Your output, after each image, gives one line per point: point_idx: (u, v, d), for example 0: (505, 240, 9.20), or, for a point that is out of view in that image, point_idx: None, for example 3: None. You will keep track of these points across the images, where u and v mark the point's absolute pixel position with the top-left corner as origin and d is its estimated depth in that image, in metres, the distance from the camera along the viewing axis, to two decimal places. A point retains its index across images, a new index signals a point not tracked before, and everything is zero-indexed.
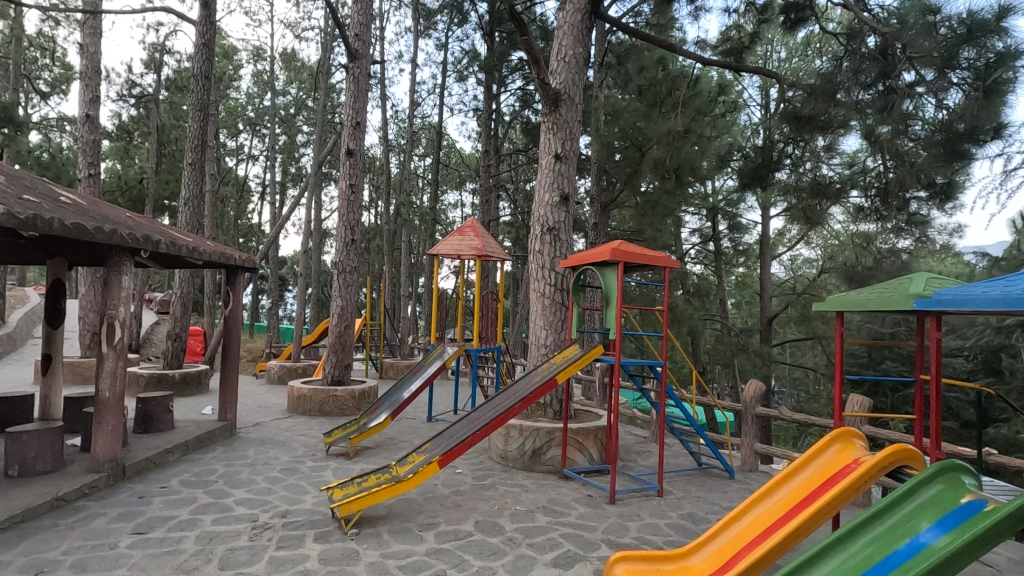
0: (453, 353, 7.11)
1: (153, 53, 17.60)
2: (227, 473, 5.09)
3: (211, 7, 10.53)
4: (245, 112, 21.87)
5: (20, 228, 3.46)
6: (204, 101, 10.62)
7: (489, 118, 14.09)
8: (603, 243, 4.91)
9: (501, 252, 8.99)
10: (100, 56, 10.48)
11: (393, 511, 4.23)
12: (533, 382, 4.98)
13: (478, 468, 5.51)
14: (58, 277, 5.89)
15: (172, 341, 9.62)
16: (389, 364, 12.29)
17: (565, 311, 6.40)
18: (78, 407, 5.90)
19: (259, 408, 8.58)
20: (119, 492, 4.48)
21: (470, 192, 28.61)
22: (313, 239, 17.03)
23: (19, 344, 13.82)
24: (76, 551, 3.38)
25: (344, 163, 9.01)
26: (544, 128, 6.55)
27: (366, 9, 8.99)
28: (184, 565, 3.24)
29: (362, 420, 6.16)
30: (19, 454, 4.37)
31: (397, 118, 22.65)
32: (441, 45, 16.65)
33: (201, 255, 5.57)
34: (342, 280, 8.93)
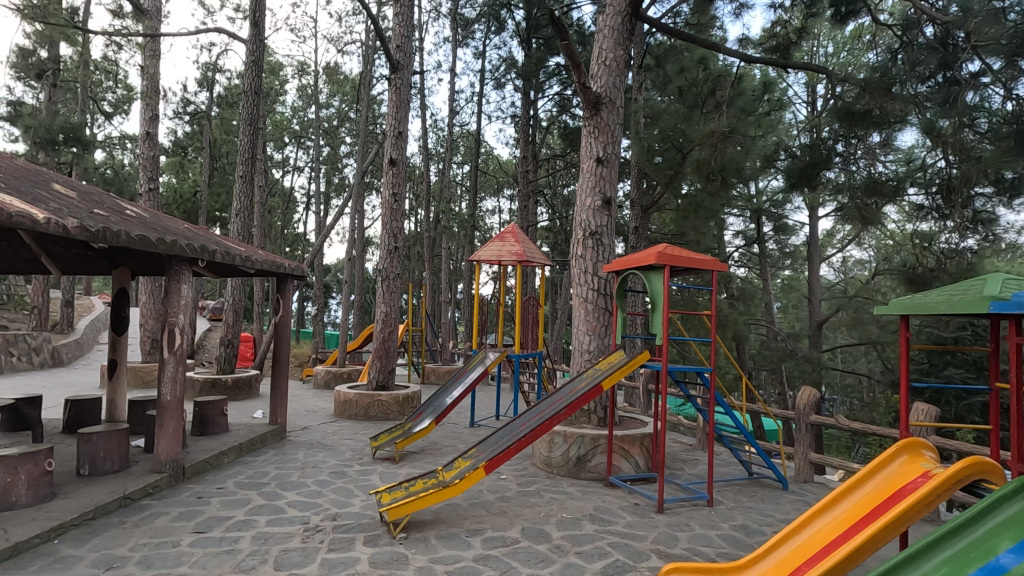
0: (494, 359, 7.09)
1: (206, 71, 18.47)
2: (279, 476, 5.25)
3: (260, 25, 10.97)
4: (291, 124, 22.67)
5: (92, 240, 3.65)
6: (254, 115, 11.06)
7: (527, 124, 14.14)
8: (648, 248, 4.81)
9: (541, 256, 8.95)
10: (159, 76, 11.10)
11: (440, 516, 4.25)
12: (579, 388, 4.92)
13: (522, 474, 5.50)
14: (122, 286, 6.24)
15: (225, 347, 10.03)
16: (431, 369, 12.44)
17: (609, 316, 6.31)
18: (141, 410, 6.19)
19: (307, 413, 8.82)
20: (180, 493, 4.67)
21: (508, 197, 28.71)
22: (356, 247, 17.40)
23: (85, 350, 14.63)
24: (142, 548, 3.54)
25: (387, 172, 9.18)
26: (585, 132, 6.51)
27: (406, 21, 9.16)
28: (241, 565, 3.33)
29: (406, 425, 6.22)
30: (89, 454, 4.62)
31: (435, 127, 22.98)
32: (479, 54, 16.83)
33: (254, 264, 5.78)
34: (386, 287, 9.07)
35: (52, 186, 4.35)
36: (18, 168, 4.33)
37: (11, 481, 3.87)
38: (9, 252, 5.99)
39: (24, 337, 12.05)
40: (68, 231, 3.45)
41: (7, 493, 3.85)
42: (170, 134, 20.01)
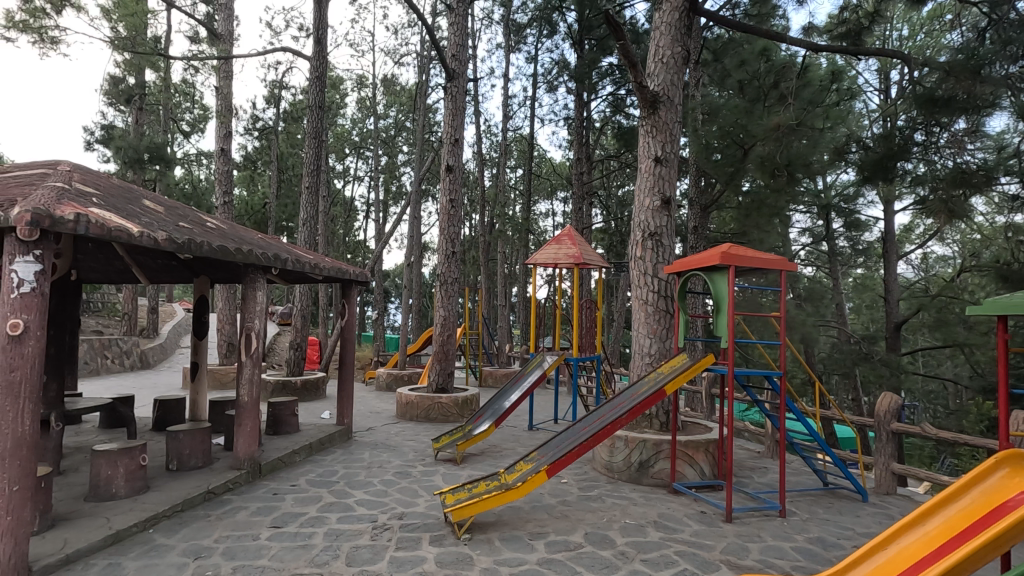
0: (552, 363, 7.07)
1: (273, 88, 19.52)
2: (347, 475, 5.45)
3: (323, 42, 11.48)
4: (351, 136, 23.55)
5: (178, 250, 3.91)
6: (318, 128, 11.58)
7: (581, 126, 14.06)
8: (712, 248, 4.66)
9: (599, 259, 8.86)
10: (232, 95, 11.80)
11: (502, 518, 4.29)
12: (641, 392, 4.82)
13: (583, 479, 5.45)
14: (202, 293, 6.67)
15: (294, 350, 10.53)
16: (488, 372, 12.52)
17: (670, 318, 6.17)
18: (220, 410, 6.59)
19: (370, 414, 9.12)
20: (257, 488, 4.94)
21: (562, 199, 28.63)
22: (413, 252, 17.82)
23: (168, 354, 15.72)
24: (225, 540, 3.76)
25: (444, 179, 9.37)
26: (642, 132, 6.40)
27: (461, 30, 9.32)
28: (316, 560, 3.48)
29: (467, 428, 6.31)
30: (177, 450, 4.97)
31: (489, 133, 23.28)
32: (531, 58, 16.94)
33: (322, 271, 6.04)
34: (444, 291, 9.23)
35: (142, 202, 4.70)
36: (114, 187, 4.69)
37: (112, 474, 4.22)
38: (106, 264, 6.54)
39: (117, 342, 13.09)
40: (158, 243, 3.70)
41: (108, 485, 4.21)
42: (241, 150, 21.27)
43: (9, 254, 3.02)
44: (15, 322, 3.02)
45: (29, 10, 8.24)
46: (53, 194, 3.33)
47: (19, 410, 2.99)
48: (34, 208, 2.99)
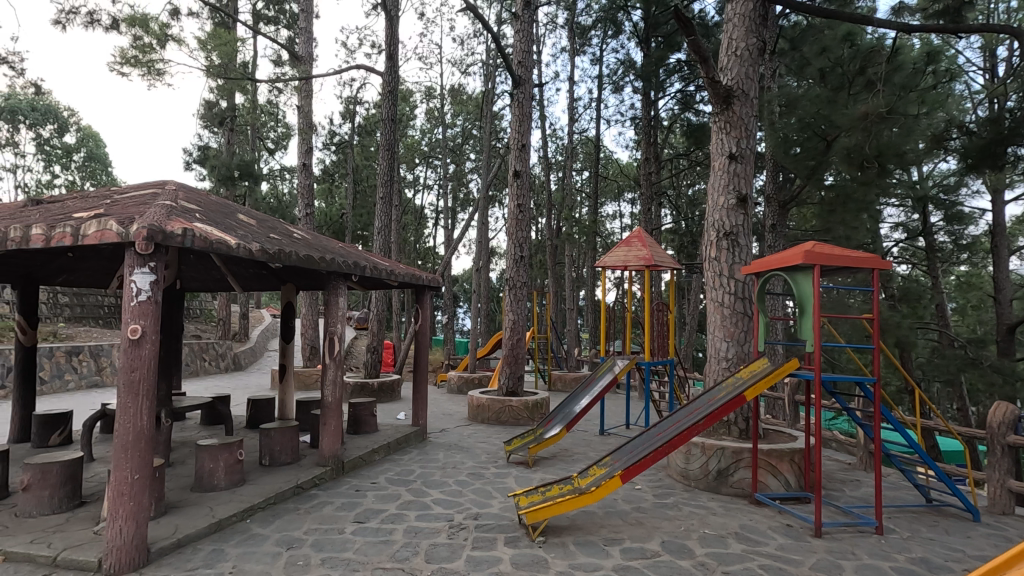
0: (624, 367, 6.93)
1: (348, 104, 20.55)
2: (423, 474, 5.62)
3: (395, 58, 11.96)
4: (421, 146, 24.33)
5: (271, 260, 4.19)
6: (391, 141, 12.07)
7: (648, 125, 13.78)
8: (795, 246, 4.43)
9: (670, 260, 8.64)
10: (312, 113, 12.52)
11: (576, 523, 4.26)
12: (719, 397, 4.64)
13: (658, 486, 5.32)
14: (289, 300, 7.11)
15: (371, 353, 10.98)
16: (557, 376, 12.49)
17: (749, 321, 5.91)
18: (306, 409, 6.99)
19: (444, 416, 9.34)
20: (341, 485, 5.21)
21: (629, 200, 28.14)
22: (481, 257, 18.10)
23: (258, 356, 16.86)
24: (314, 533, 3.99)
25: (512, 185, 9.49)
26: (715, 128, 6.19)
27: (527, 37, 9.40)
28: (397, 555, 3.61)
29: (538, 431, 6.33)
30: (269, 446, 5.33)
31: (554, 137, 23.32)
32: (596, 60, 16.84)
33: (397, 278, 6.29)
34: (513, 295, 9.30)
35: (237, 216, 5.08)
36: (212, 203, 5.11)
37: (214, 467, 4.59)
38: (205, 274, 7.14)
39: (213, 345, 14.22)
40: (253, 253, 3.98)
41: (210, 477, 4.58)
42: (320, 164, 22.53)
43: (130, 266, 3.36)
44: (135, 327, 3.35)
45: (139, 46, 9.14)
46: (163, 212, 3.68)
47: (139, 408, 3.32)
48: (150, 225, 3.30)
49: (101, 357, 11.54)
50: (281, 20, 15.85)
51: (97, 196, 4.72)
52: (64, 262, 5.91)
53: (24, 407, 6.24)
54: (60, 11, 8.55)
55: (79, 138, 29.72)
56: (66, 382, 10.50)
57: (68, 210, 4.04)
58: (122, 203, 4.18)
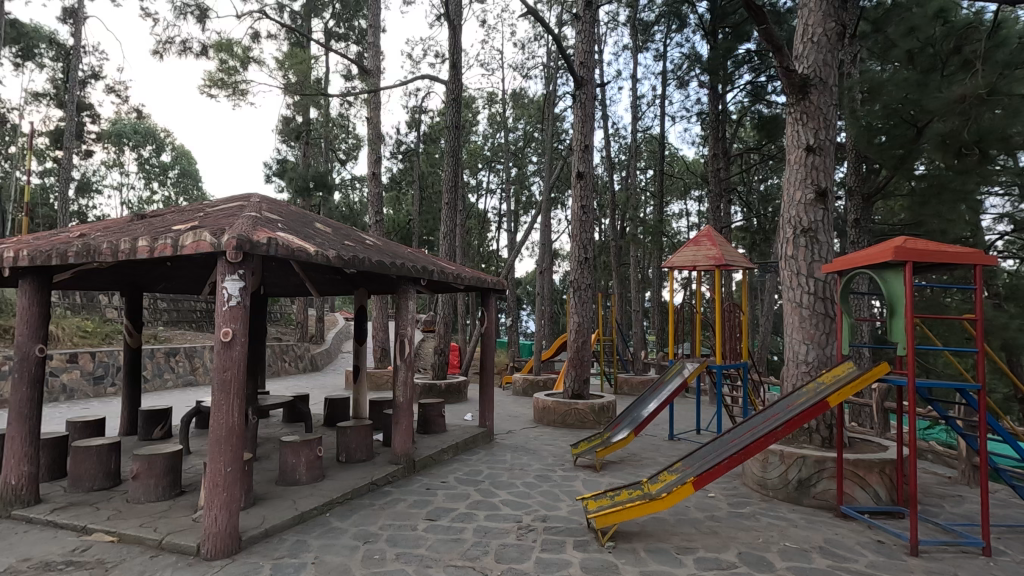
0: (694, 370, 6.69)
1: (413, 114, 21.22)
2: (491, 475, 5.68)
3: (459, 66, 12.22)
4: (484, 151, 24.70)
5: (346, 266, 4.40)
6: (455, 147, 12.32)
7: (716, 120, 13.29)
8: (884, 242, 4.10)
9: (742, 259, 8.28)
10: (380, 124, 13.01)
11: (647, 529, 4.18)
12: (800, 403, 4.39)
13: (733, 495, 5.11)
14: (361, 304, 7.43)
15: (438, 355, 11.25)
16: (623, 380, 12.27)
17: (831, 322, 5.56)
18: (378, 409, 7.26)
19: (510, 418, 9.42)
20: (413, 483, 5.36)
21: (696, 198, 27.28)
22: (544, 258, 18.09)
23: (333, 358, 17.67)
24: (388, 528, 4.13)
25: (575, 186, 9.45)
26: (790, 120, 5.89)
27: (589, 36, 9.30)
28: (468, 554, 3.68)
29: (606, 435, 6.25)
30: (346, 444, 5.60)
31: (617, 136, 22.99)
32: (660, 56, 16.47)
33: (463, 281, 6.41)
34: (578, 297, 9.22)
35: (315, 225, 5.38)
36: (292, 213, 5.44)
37: (296, 462, 4.86)
38: (285, 280, 7.58)
39: (293, 347, 15.06)
40: (330, 260, 4.18)
41: (293, 471, 4.86)
42: (388, 173, 23.36)
43: (221, 274, 3.62)
44: (226, 331, 3.61)
45: (225, 69, 9.87)
46: (250, 223, 3.95)
47: (230, 406, 3.57)
48: (238, 235, 3.55)
49: (195, 358, 12.49)
50: (350, 36, 16.61)
51: (191, 210, 5.13)
52: (164, 271, 6.45)
53: (131, 403, 6.85)
54: (158, 42, 9.38)
55: (174, 156, 32.36)
56: (165, 381, 11.45)
57: (168, 224, 4.42)
58: (214, 215, 4.53)
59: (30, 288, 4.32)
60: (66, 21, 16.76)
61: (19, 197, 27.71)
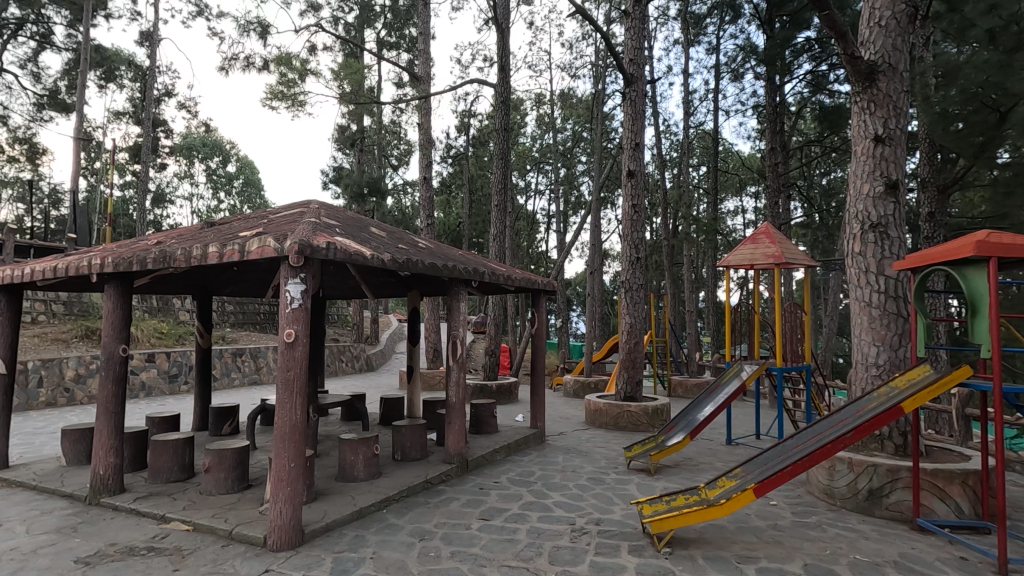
0: (753, 373, 6.45)
1: (463, 118, 21.50)
2: (543, 476, 5.67)
3: (507, 69, 12.29)
4: (532, 152, 24.73)
5: (400, 269, 4.50)
6: (504, 149, 12.38)
7: (773, 113, 12.78)
8: (963, 237, 3.82)
9: (804, 257, 7.91)
10: (430, 129, 13.26)
11: (705, 536, 4.06)
12: (871, 408, 4.13)
13: (797, 503, 4.88)
14: (414, 306, 7.59)
15: (489, 356, 11.34)
16: (677, 382, 11.99)
17: (904, 322, 5.23)
18: (432, 409, 7.39)
19: (561, 419, 9.38)
20: (466, 482, 5.43)
21: (753, 194, 26.32)
22: (594, 259, 17.91)
23: (387, 359, 18.14)
24: (443, 526, 4.20)
25: (625, 185, 9.30)
26: (857, 109, 5.58)
27: (638, 33, 9.15)
28: (521, 554, 3.69)
29: (660, 438, 6.12)
30: (401, 442, 5.73)
31: (669, 132, 22.49)
32: (713, 49, 16.00)
33: (514, 282, 6.44)
34: (629, 298, 9.07)
35: (370, 230, 5.55)
36: (349, 218, 5.62)
37: (354, 460, 5.02)
38: (342, 283, 7.84)
39: (350, 348, 15.56)
40: (385, 263, 4.30)
41: (352, 468, 5.02)
42: (439, 177, 23.78)
43: (284, 277, 3.79)
44: (290, 332, 3.77)
45: (285, 82, 10.31)
46: (310, 228, 4.11)
47: (293, 404, 3.72)
48: (300, 240, 3.70)
49: (259, 358, 13.11)
50: (401, 44, 17.04)
51: (256, 217, 5.39)
52: (231, 275, 6.82)
53: (203, 401, 7.27)
54: (224, 59, 9.93)
55: (239, 167, 34.14)
56: (233, 380, 12.09)
57: (235, 230, 4.66)
58: (277, 222, 4.74)
59: (114, 293, 4.65)
60: (143, 44, 17.99)
61: (103, 209, 29.98)
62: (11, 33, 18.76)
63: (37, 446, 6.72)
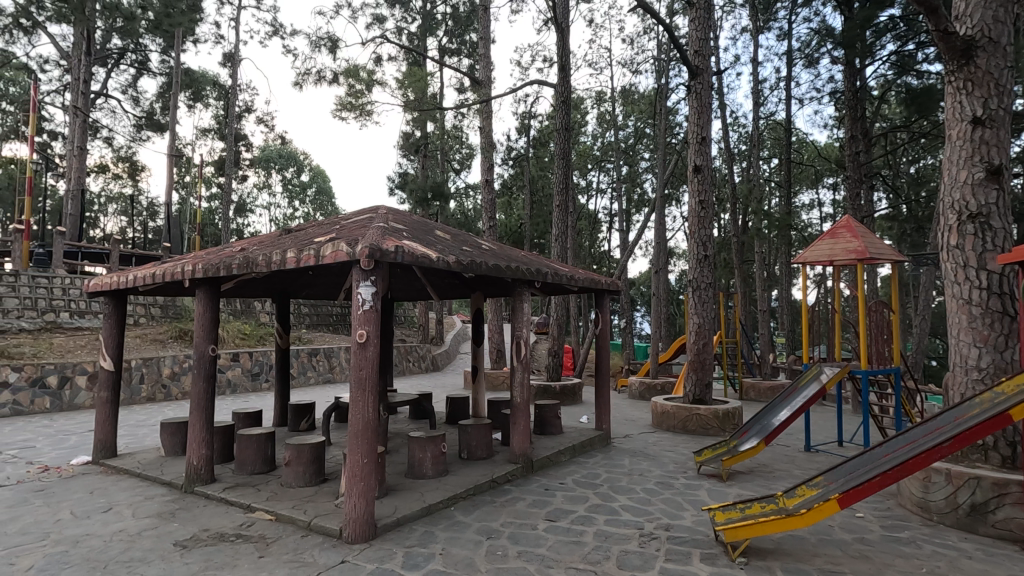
0: (834, 376, 6.06)
1: (523, 119, 21.60)
2: (610, 479, 5.59)
3: (567, 68, 12.23)
4: (593, 151, 24.49)
5: (465, 271, 4.58)
6: (565, 149, 12.31)
7: (853, 99, 11.98)
8: None
9: (891, 252, 7.34)
10: (492, 132, 13.41)
11: (784, 548, 3.86)
12: (972, 416, 3.78)
13: (887, 517, 4.54)
14: (478, 307, 7.69)
15: (553, 357, 11.31)
16: (749, 385, 11.47)
17: (1010, 322, 4.75)
18: (496, 409, 7.47)
19: (627, 422, 9.21)
20: (532, 482, 5.44)
21: (830, 185, 24.78)
22: (658, 258, 17.48)
23: (452, 359, 18.49)
24: (510, 526, 4.23)
25: (691, 181, 9.02)
26: (952, 89, 5.13)
27: (703, 22, 8.83)
28: (589, 557, 3.65)
29: (733, 443, 5.88)
30: (467, 441, 5.82)
31: (737, 125, 21.61)
32: (784, 34, 15.21)
33: (577, 283, 6.40)
34: (697, 297, 8.79)
35: (435, 233, 5.68)
36: (415, 222, 5.78)
37: (423, 457, 5.14)
38: (409, 285, 8.08)
39: (416, 348, 16.00)
40: (450, 265, 4.39)
41: (420, 465, 5.15)
42: (500, 179, 24.00)
43: (357, 280, 3.95)
44: (362, 332, 3.92)
45: (353, 93, 10.75)
46: (380, 232, 4.27)
47: (365, 402, 3.86)
48: (370, 244, 3.84)
49: (333, 358, 13.72)
50: (462, 50, 17.36)
51: (329, 223, 5.65)
52: (307, 279, 7.17)
53: (283, 398, 7.70)
54: (298, 75, 10.51)
55: (313, 176, 35.92)
56: (308, 378, 12.73)
57: (311, 236, 4.92)
58: (348, 227, 4.96)
59: (204, 297, 5.02)
60: (226, 65, 19.30)
61: (193, 219, 32.44)
62: (114, 62, 20.69)
63: (140, 437, 7.36)
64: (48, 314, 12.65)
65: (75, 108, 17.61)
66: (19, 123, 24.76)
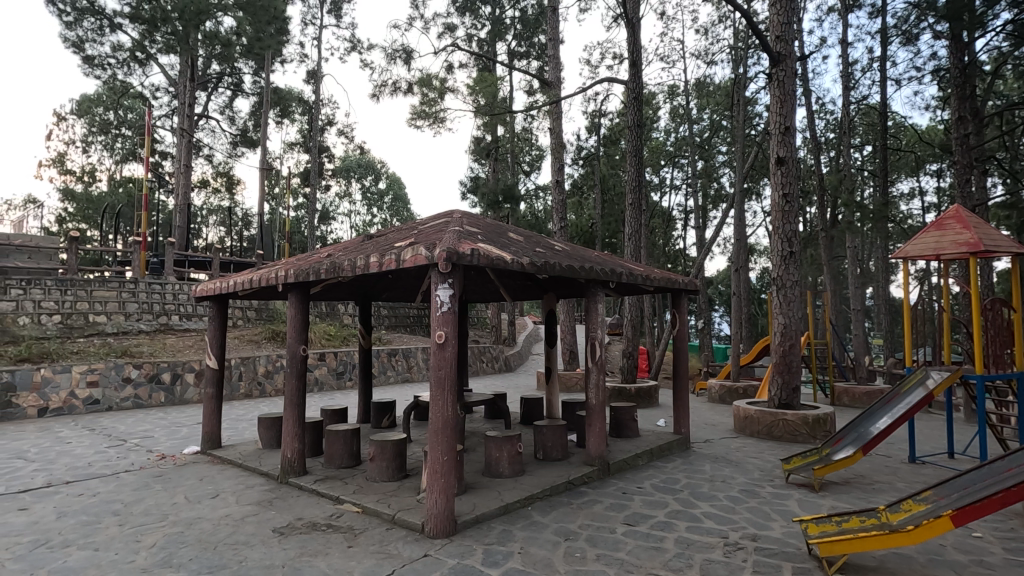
0: (944, 380, 5.53)
1: (593, 118, 21.36)
2: (690, 485, 5.41)
3: (639, 64, 11.96)
4: (666, 147, 23.83)
5: (538, 272, 4.61)
6: (637, 146, 12.05)
7: (960, 76, 10.86)
8: None
9: (1011, 243, 6.58)
10: (561, 132, 13.37)
11: (887, 566, 3.57)
12: None
13: (1011, 539, 4.09)
14: (550, 309, 7.70)
15: (627, 358, 11.11)
16: (842, 390, 10.69)
17: None
18: (570, 410, 7.44)
19: (707, 426, 8.87)
20: (609, 485, 5.38)
21: (934, 172, 22.62)
22: (737, 255, 16.71)
23: (524, 360, 18.60)
24: (588, 528, 4.20)
25: (774, 174, 8.55)
26: None
27: (785, 6, 8.35)
28: (671, 564, 3.56)
29: (826, 451, 5.51)
30: (542, 442, 5.85)
31: (823, 112, 20.25)
32: (877, 11, 14.06)
33: (652, 283, 6.24)
34: (782, 297, 8.31)
35: (508, 235, 5.75)
36: (489, 225, 5.89)
37: (500, 456, 5.22)
38: (483, 287, 8.22)
39: (489, 349, 16.27)
40: (524, 266, 4.43)
41: (497, 465, 5.22)
42: (570, 179, 23.87)
43: (435, 283, 4.07)
44: (440, 333, 4.04)
45: (427, 102, 11.10)
46: (456, 236, 4.39)
47: (444, 400, 3.98)
48: (447, 248, 3.95)
49: (411, 358, 14.21)
50: (531, 53, 17.47)
51: (407, 228, 5.88)
52: (387, 282, 7.48)
53: (366, 396, 8.08)
54: (375, 87, 11.02)
55: (389, 184, 37.36)
56: (388, 378, 13.27)
57: (391, 241, 5.13)
58: (426, 231, 5.13)
59: (296, 300, 5.36)
60: (310, 82, 20.51)
61: (282, 228, 34.74)
62: (213, 86, 22.58)
63: (241, 430, 7.98)
64: (161, 317, 13.95)
65: (181, 130, 19.41)
66: (137, 146, 27.67)
